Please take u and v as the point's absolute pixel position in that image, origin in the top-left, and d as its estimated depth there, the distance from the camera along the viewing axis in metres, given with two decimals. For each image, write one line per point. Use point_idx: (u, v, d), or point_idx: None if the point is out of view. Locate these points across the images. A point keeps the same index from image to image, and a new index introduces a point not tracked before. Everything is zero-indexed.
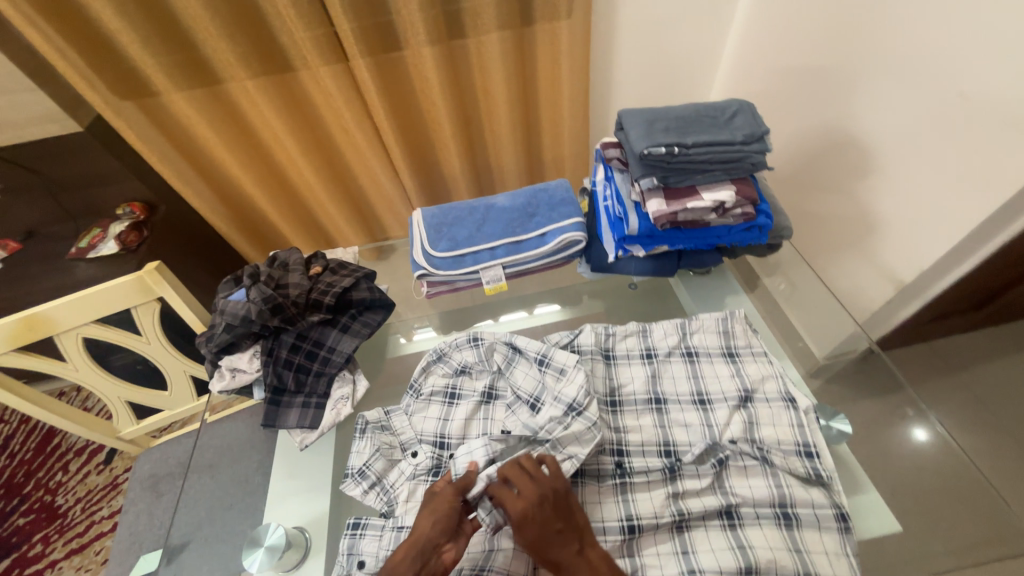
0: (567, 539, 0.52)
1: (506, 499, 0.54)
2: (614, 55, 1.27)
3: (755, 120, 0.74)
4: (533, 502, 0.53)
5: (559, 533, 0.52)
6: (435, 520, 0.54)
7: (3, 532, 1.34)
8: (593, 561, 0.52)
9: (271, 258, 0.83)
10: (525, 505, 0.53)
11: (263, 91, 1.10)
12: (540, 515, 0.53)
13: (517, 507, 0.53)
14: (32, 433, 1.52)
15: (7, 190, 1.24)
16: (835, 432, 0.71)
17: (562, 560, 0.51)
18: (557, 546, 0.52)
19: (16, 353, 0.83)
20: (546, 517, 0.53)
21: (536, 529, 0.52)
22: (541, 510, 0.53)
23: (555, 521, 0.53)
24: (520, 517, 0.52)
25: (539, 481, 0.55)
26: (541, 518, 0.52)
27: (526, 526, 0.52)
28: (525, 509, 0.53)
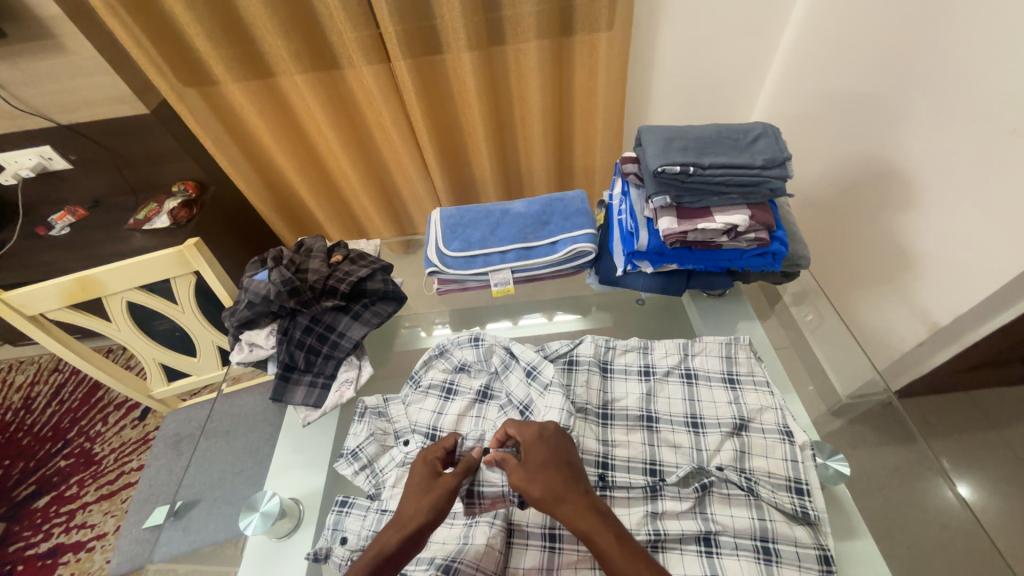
0: (574, 474, 0.56)
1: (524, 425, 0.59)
2: (652, 68, 1.26)
3: (778, 145, 0.73)
4: (551, 427, 0.59)
5: (568, 464, 0.57)
6: (430, 501, 0.55)
7: (46, 472, 1.47)
8: (598, 504, 0.54)
9: (298, 243, 0.88)
10: (542, 428, 0.59)
11: (309, 85, 1.15)
12: (554, 441, 0.58)
13: (532, 430, 0.58)
14: (80, 384, 1.67)
15: (82, 162, 1.38)
16: (833, 472, 0.68)
17: (568, 494, 0.53)
18: (565, 476, 0.55)
19: (69, 309, 0.92)
20: (557, 445, 0.58)
21: (549, 452, 0.57)
22: (556, 437, 0.58)
23: (565, 451, 0.58)
24: (536, 438, 0.57)
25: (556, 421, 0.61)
26: (552, 443, 0.58)
27: (539, 448, 0.57)
28: (542, 431, 0.58)
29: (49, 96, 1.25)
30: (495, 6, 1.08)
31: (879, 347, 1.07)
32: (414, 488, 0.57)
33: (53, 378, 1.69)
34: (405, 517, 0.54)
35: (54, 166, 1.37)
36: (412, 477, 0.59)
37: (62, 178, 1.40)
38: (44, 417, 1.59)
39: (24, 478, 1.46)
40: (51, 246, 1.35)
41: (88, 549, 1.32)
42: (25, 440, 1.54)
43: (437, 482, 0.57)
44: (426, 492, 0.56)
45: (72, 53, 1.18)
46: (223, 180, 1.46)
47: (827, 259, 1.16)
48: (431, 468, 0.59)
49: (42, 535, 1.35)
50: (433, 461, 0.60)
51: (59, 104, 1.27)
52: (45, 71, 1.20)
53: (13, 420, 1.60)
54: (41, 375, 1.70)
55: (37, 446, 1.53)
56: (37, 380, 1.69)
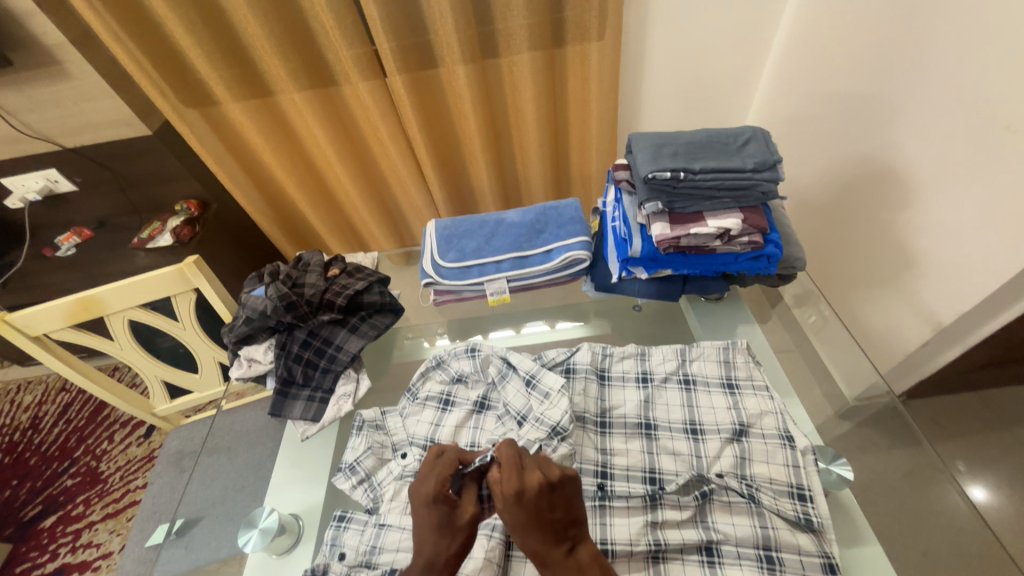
0: (557, 534, 0.52)
1: (507, 476, 0.53)
2: (644, 76, 1.27)
3: (768, 148, 0.73)
4: (533, 490, 0.52)
5: (552, 527, 0.52)
6: (455, 545, 0.53)
7: (53, 491, 1.48)
8: (582, 563, 0.51)
9: (295, 258, 0.88)
10: (523, 487, 0.52)
11: (307, 103, 1.17)
12: (536, 502, 0.52)
13: (513, 491, 0.52)
14: (87, 403, 1.68)
15: (88, 184, 1.40)
16: (835, 477, 0.67)
17: (549, 557, 0.51)
18: (545, 541, 0.51)
19: (72, 329, 0.93)
20: (539, 507, 0.52)
21: (527, 516, 0.52)
22: (537, 500, 0.52)
23: (554, 510, 0.52)
24: (513, 500, 0.52)
25: (548, 474, 0.54)
26: (534, 507, 0.52)
27: (522, 507, 0.52)
28: (522, 493, 0.52)
29: (55, 120, 1.29)
30: (487, 20, 1.10)
31: (883, 348, 1.06)
32: (429, 530, 0.53)
33: (60, 398, 1.71)
34: (436, 562, 0.52)
35: (60, 187, 1.40)
36: (423, 523, 0.54)
37: (68, 199, 1.43)
38: (51, 437, 1.60)
39: (31, 498, 1.47)
40: (57, 267, 1.37)
41: (94, 568, 1.32)
42: (33, 460, 1.55)
43: (456, 523, 0.54)
44: (446, 536, 0.53)
45: (77, 78, 1.21)
46: (225, 198, 1.48)
47: (826, 261, 1.16)
48: (439, 508, 0.54)
49: (49, 556, 1.35)
50: (442, 499, 0.55)
51: (64, 127, 1.30)
52: (51, 96, 1.24)
53: (21, 440, 1.61)
54: (49, 395, 1.72)
55: (44, 465, 1.54)
56: (44, 400, 1.71)
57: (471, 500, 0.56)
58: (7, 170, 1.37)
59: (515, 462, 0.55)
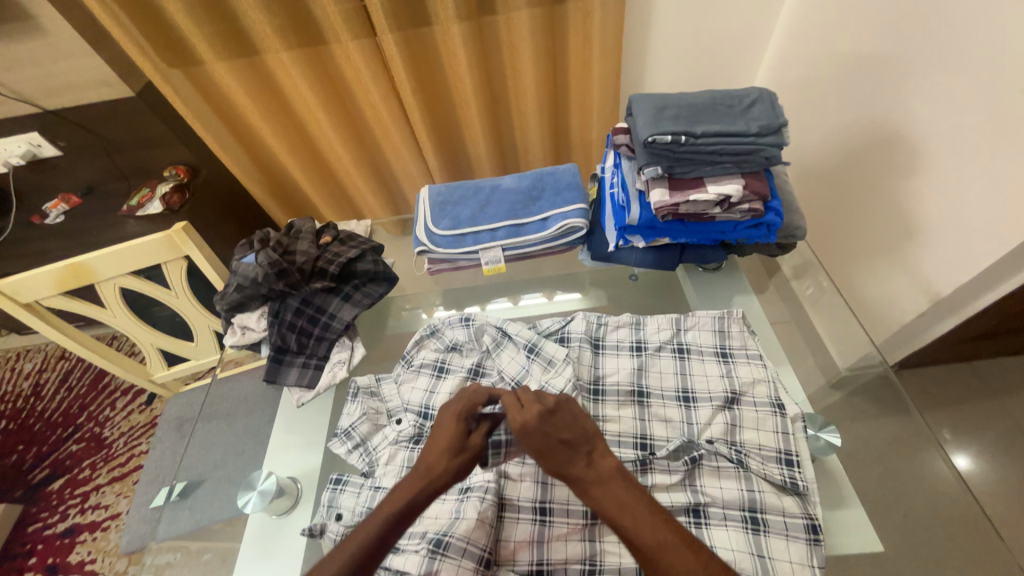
0: (573, 449, 0.56)
1: (510, 411, 0.58)
2: (648, 35, 1.21)
3: (774, 111, 0.70)
4: (533, 418, 0.56)
5: (565, 444, 0.56)
6: (454, 463, 0.57)
7: (59, 455, 1.51)
8: (605, 468, 0.55)
9: (287, 225, 0.87)
10: (525, 418, 0.56)
11: (296, 62, 1.12)
12: (541, 427, 0.56)
13: (518, 421, 0.56)
14: (87, 370, 1.70)
15: (72, 148, 1.36)
16: (823, 443, 0.68)
17: (574, 471, 0.55)
18: (563, 454, 0.56)
19: (63, 297, 0.92)
20: (547, 431, 0.56)
21: (537, 439, 0.56)
22: (541, 425, 0.56)
23: (560, 431, 0.57)
24: (522, 430, 0.56)
25: (545, 402, 0.58)
26: (542, 430, 0.56)
27: (530, 435, 0.56)
28: (525, 425, 0.56)
29: (34, 81, 1.26)
30: None
31: (879, 319, 1.06)
32: (443, 440, 0.59)
33: (60, 366, 1.72)
34: (432, 471, 0.57)
35: (43, 152, 1.36)
36: (441, 434, 0.59)
37: (52, 165, 1.39)
38: (54, 404, 1.63)
39: (38, 462, 1.50)
40: (46, 234, 1.35)
41: (104, 528, 1.37)
42: (37, 426, 1.58)
43: (466, 444, 0.59)
44: (455, 452, 0.58)
45: (52, 34, 1.19)
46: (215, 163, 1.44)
47: (827, 231, 1.14)
48: (459, 427, 0.59)
49: (58, 517, 1.39)
50: (463, 419, 0.60)
51: (44, 88, 1.27)
52: (29, 56, 1.21)
53: (24, 407, 1.63)
54: (49, 363, 1.73)
55: (48, 431, 1.57)
56: (44, 368, 1.72)
57: (481, 432, 0.60)
58: None
59: (516, 400, 0.59)
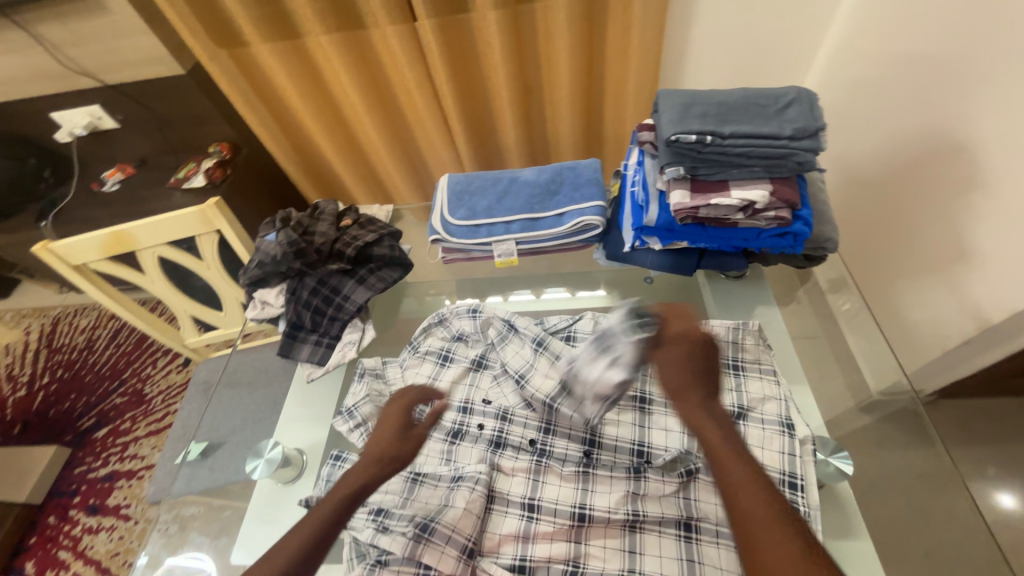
0: (698, 379, 0.56)
1: (669, 320, 0.59)
2: (691, 28, 1.16)
3: (812, 113, 0.65)
4: (683, 338, 0.58)
5: (695, 373, 0.57)
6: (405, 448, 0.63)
7: (105, 406, 1.64)
8: (717, 409, 0.55)
9: (311, 205, 0.89)
10: (675, 334, 0.58)
11: (334, 46, 1.14)
12: (683, 348, 0.57)
13: (672, 332, 0.58)
14: (134, 330, 1.83)
15: (128, 122, 1.45)
16: (833, 470, 0.64)
17: (690, 395, 0.55)
18: (691, 380, 0.56)
19: (108, 261, 0.99)
20: (683, 354, 0.57)
21: (676, 355, 0.57)
22: (683, 351, 0.57)
23: (698, 359, 0.57)
24: (670, 341, 0.58)
25: (691, 329, 0.59)
26: (684, 350, 0.57)
27: (670, 353, 0.57)
28: (679, 339, 0.58)
29: (95, 56, 1.31)
30: None
31: (917, 344, 0.99)
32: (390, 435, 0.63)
33: (111, 323, 1.86)
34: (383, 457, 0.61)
35: (103, 125, 1.46)
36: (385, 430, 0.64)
37: (110, 136, 1.49)
38: (104, 358, 1.77)
39: (87, 410, 1.64)
40: (102, 201, 1.46)
41: (139, 476, 1.48)
42: (88, 377, 1.72)
43: (410, 434, 0.65)
44: (402, 439, 0.63)
45: (113, 12, 1.22)
46: (255, 142, 1.51)
47: (867, 246, 1.07)
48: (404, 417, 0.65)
49: (101, 462, 1.52)
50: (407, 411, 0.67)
51: (105, 63, 1.32)
52: (91, 32, 1.26)
53: (78, 359, 1.78)
54: (101, 320, 1.88)
55: (97, 383, 1.70)
56: (97, 324, 1.87)
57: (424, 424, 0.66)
58: (56, 104, 1.43)
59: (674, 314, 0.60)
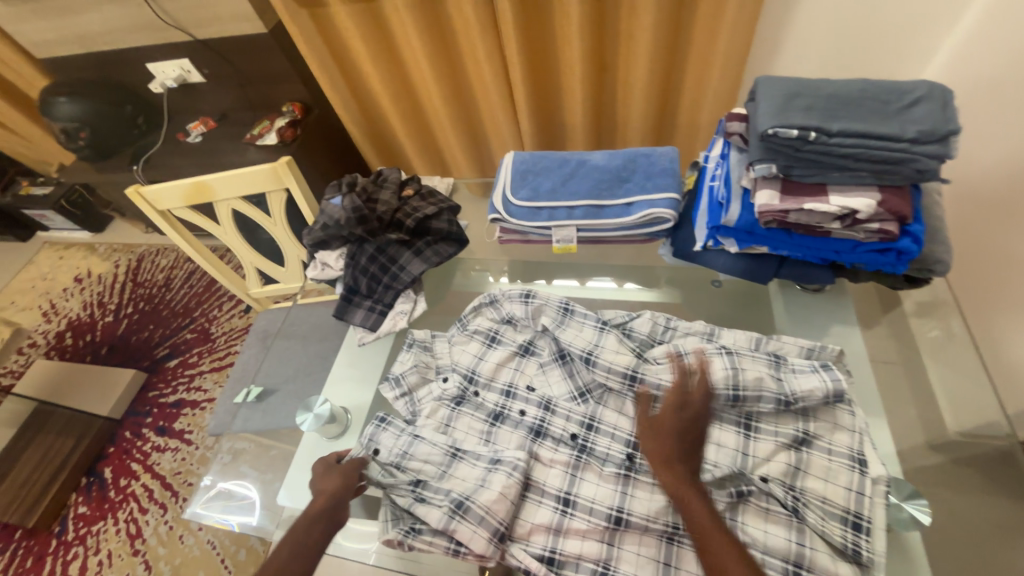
0: (690, 447, 0.56)
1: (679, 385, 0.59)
2: (795, 4, 1.03)
3: (944, 113, 0.56)
4: (679, 399, 0.58)
5: (690, 438, 0.56)
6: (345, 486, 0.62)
7: (177, 339, 1.80)
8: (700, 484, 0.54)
9: (375, 172, 0.90)
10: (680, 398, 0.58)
11: (409, 11, 1.12)
12: (686, 410, 0.57)
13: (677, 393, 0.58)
14: (205, 273, 1.98)
15: (213, 77, 1.53)
16: (906, 516, 0.59)
17: (677, 458, 0.55)
18: (681, 446, 0.56)
19: (189, 209, 1.06)
20: (682, 418, 0.57)
21: (675, 419, 0.57)
22: (678, 415, 0.57)
23: (692, 423, 0.57)
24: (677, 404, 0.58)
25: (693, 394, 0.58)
26: (687, 415, 0.57)
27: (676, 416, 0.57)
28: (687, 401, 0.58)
29: (188, 10, 1.37)
30: None
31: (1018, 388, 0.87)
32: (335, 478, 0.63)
33: (186, 265, 2.02)
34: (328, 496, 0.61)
35: (191, 78, 1.54)
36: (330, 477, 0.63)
37: (197, 89, 1.57)
38: (178, 296, 1.93)
39: (162, 341, 1.81)
40: (186, 151, 1.55)
41: (201, 407, 1.62)
42: (164, 312, 1.89)
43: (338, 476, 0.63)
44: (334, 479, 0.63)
45: None
46: (325, 104, 1.54)
47: (973, 270, 0.94)
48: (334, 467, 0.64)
49: (171, 389, 1.68)
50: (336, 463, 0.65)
51: (195, 17, 1.38)
52: None
53: (157, 294, 1.95)
54: (178, 261, 2.04)
55: (171, 317, 1.87)
56: (174, 264, 2.04)
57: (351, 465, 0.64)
58: (152, 55, 1.52)
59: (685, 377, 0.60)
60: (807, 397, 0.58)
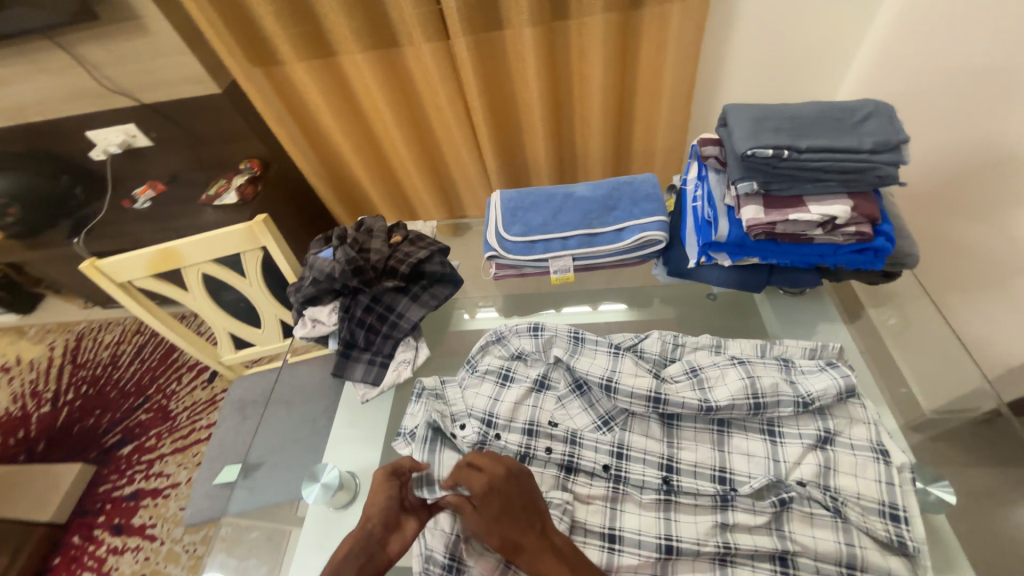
0: (529, 517, 0.54)
1: (471, 473, 0.56)
2: (727, 40, 1.15)
3: (892, 126, 0.63)
4: (498, 478, 0.56)
5: (525, 510, 0.55)
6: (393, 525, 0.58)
7: (129, 423, 1.62)
8: (557, 543, 0.53)
9: (358, 222, 0.88)
10: (489, 481, 0.55)
11: (369, 64, 1.15)
12: (502, 488, 0.55)
13: (479, 482, 0.55)
14: (158, 345, 1.82)
15: (162, 140, 1.46)
16: (935, 498, 0.64)
17: (525, 540, 0.53)
18: (520, 523, 0.53)
19: (153, 278, 0.99)
20: (509, 492, 0.55)
21: (502, 500, 0.54)
22: (501, 497, 0.54)
23: (514, 497, 0.55)
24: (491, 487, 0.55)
25: (494, 469, 0.57)
26: (505, 492, 0.55)
27: (490, 502, 0.54)
28: (491, 481, 0.55)
29: (132, 76, 1.33)
30: None
31: None
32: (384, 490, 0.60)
33: (135, 339, 1.86)
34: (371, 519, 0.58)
35: (137, 143, 1.47)
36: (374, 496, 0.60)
37: (143, 154, 1.50)
38: (128, 374, 1.75)
39: (112, 427, 1.62)
40: (135, 217, 1.46)
41: (164, 495, 1.45)
42: (112, 394, 1.71)
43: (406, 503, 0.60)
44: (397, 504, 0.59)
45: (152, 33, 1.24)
46: (285, 159, 1.51)
47: None
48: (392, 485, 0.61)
49: (126, 480, 1.50)
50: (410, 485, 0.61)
51: (141, 82, 1.34)
52: (129, 53, 1.27)
53: (103, 374, 1.77)
54: (125, 335, 1.87)
55: (122, 399, 1.69)
56: (121, 339, 1.86)
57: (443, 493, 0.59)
58: (91, 123, 1.45)
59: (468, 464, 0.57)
60: (819, 395, 0.60)
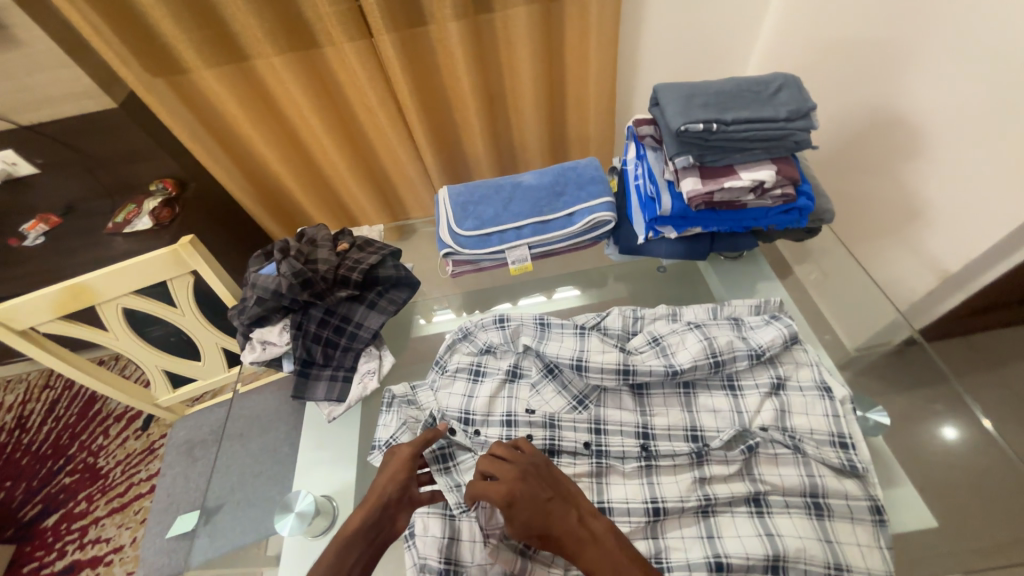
0: (562, 507, 0.53)
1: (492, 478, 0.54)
2: (644, 24, 1.20)
3: (802, 95, 0.70)
4: (516, 480, 0.53)
5: (553, 503, 0.53)
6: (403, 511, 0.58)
7: (51, 490, 1.43)
8: (595, 530, 0.52)
9: (300, 233, 0.83)
10: (511, 486, 0.52)
11: (288, 68, 1.08)
12: (525, 490, 0.53)
13: (500, 492, 0.52)
14: (75, 397, 1.61)
15: (50, 165, 1.29)
16: (873, 423, 0.72)
17: (560, 530, 0.52)
18: (551, 518, 0.52)
19: (61, 321, 0.87)
20: (533, 492, 0.53)
21: (528, 498, 0.53)
22: (526, 499, 0.52)
23: (544, 491, 0.54)
24: (518, 483, 0.53)
25: (516, 467, 0.55)
26: (530, 491, 0.53)
27: (517, 506, 0.52)
28: (515, 484, 0.53)
29: None
30: None
31: None
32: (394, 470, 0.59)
33: (44, 395, 1.63)
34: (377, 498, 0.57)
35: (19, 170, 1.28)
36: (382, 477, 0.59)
37: (27, 183, 1.31)
38: (41, 436, 1.54)
39: (29, 498, 1.42)
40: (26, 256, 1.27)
41: (106, 563, 1.29)
42: (24, 461, 1.49)
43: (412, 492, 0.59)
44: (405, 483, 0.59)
45: None
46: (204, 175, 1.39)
47: None
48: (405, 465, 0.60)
49: (56, 555, 1.32)
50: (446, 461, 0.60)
51: None
52: None
53: (9, 440, 1.53)
54: (31, 392, 1.64)
55: (37, 464, 1.48)
56: (27, 398, 1.63)
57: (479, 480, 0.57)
58: None
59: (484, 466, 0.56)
60: (769, 345, 0.65)
